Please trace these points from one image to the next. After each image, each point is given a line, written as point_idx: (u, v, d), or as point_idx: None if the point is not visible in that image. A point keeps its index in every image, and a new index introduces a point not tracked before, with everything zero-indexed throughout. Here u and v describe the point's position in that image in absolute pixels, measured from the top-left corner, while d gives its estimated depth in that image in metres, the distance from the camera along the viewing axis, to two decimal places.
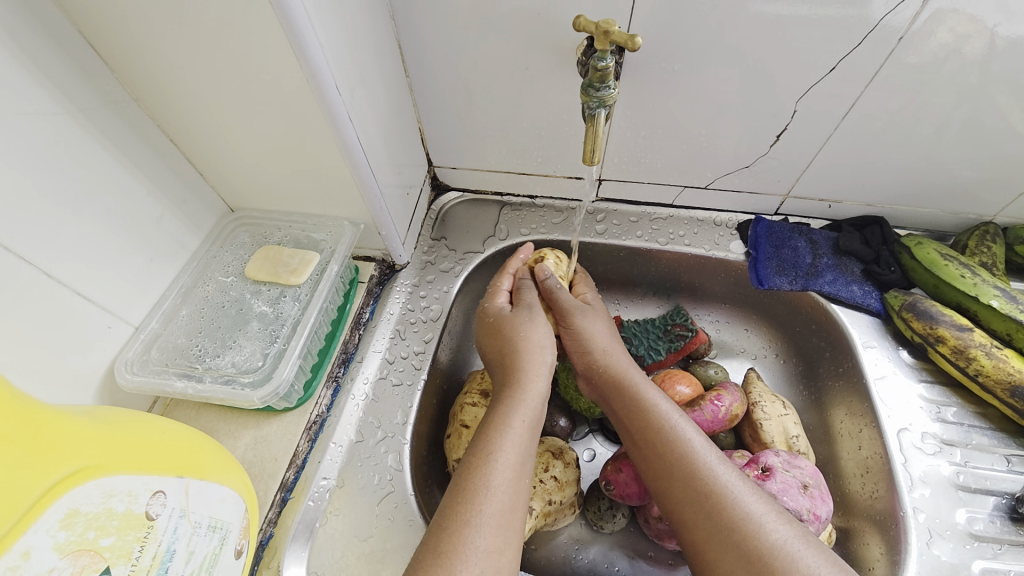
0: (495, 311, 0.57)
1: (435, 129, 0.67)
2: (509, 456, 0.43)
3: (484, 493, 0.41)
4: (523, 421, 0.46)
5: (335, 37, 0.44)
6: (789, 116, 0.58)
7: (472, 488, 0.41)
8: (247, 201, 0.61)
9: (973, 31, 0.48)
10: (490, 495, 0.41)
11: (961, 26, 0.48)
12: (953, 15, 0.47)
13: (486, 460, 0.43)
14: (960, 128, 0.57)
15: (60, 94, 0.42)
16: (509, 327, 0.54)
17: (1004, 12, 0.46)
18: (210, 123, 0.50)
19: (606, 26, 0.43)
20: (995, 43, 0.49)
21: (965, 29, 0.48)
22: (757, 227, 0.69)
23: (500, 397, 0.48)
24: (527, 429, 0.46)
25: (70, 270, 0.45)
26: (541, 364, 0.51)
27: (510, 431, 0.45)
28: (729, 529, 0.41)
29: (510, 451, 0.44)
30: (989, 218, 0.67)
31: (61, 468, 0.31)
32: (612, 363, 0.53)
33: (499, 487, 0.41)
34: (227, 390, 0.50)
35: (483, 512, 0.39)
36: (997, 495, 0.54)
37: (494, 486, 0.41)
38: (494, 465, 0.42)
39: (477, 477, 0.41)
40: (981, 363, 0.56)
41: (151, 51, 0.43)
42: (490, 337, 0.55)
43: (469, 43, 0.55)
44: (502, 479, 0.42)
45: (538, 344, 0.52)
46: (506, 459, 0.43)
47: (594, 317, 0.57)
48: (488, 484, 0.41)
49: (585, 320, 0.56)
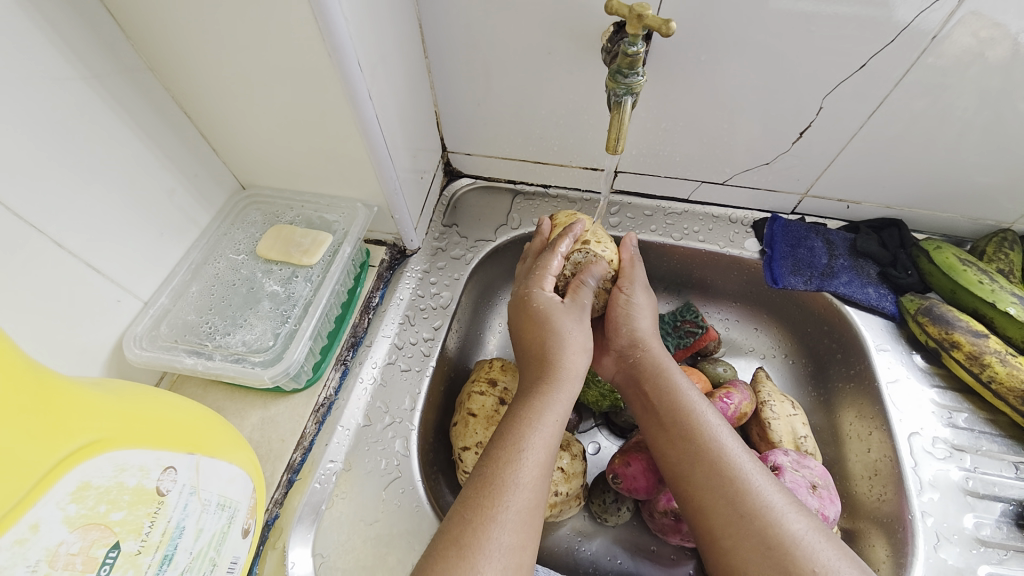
0: (545, 299, 0.52)
1: (451, 113, 0.66)
2: (538, 452, 0.43)
3: (512, 489, 0.40)
4: (557, 417, 0.45)
5: (357, 12, 0.43)
6: (813, 113, 0.57)
7: (500, 483, 0.40)
8: (260, 178, 0.60)
9: (996, 36, 0.47)
10: (518, 493, 0.40)
11: (983, 31, 0.47)
12: (974, 18, 0.46)
13: (515, 457, 0.42)
14: (982, 133, 0.56)
15: (75, 61, 0.41)
16: (558, 320, 0.50)
17: None
18: (228, 97, 0.49)
19: (640, 10, 0.42)
20: (1021, 49, 0.48)
21: (987, 34, 0.47)
22: (774, 225, 0.68)
23: (537, 384, 0.47)
24: (558, 425, 0.45)
25: (80, 241, 0.44)
26: (578, 367, 0.49)
27: (540, 428, 0.44)
28: (750, 518, 0.40)
29: (540, 448, 0.43)
30: (1007, 225, 0.66)
31: (72, 440, 0.30)
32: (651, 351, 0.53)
33: (527, 484, 0.41)
34: (237, 369, 0.49)
35: (509, 509, 0.39)
36: (1006, 501, 0.54)
37: (522, 483, 0.41)
38: (523, 461, 0.42)
39: (505, 473, 0.41)
40: (995, 369, 0.55)
41: (171, 20, 0.42)
42: (530, 325, 0.52)
43: (490, 26, 0.54)
44: (530, 477, 0.41)
45: (581, 344, 0.50)
46: (536, 454, 0.42)
47: (647, 302, 0.56)
48: (516, 481, 0.40)
49: (640, 302, 0.56)
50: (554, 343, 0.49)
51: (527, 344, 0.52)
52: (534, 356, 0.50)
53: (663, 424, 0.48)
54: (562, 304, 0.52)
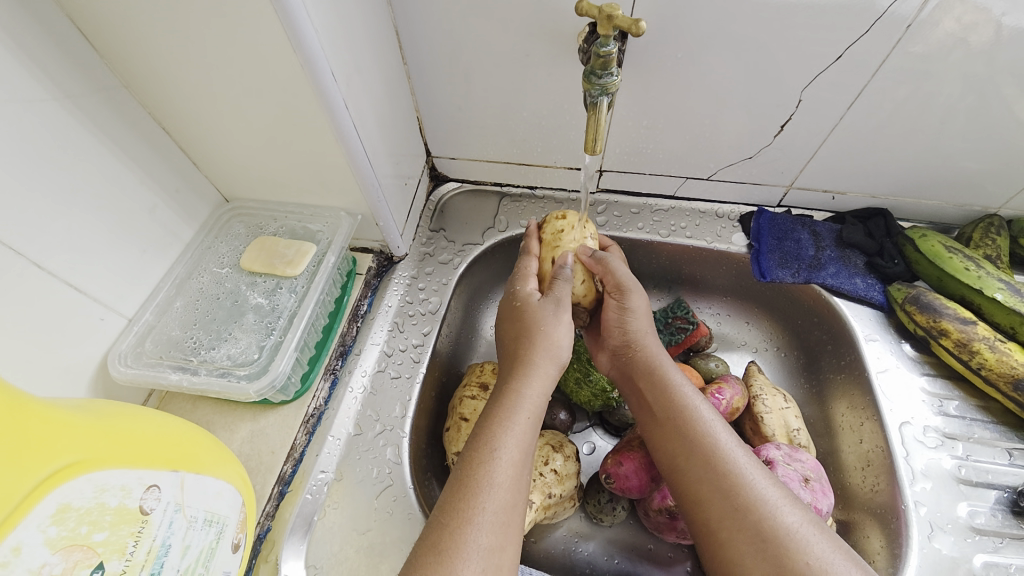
0: (525, 294, 0.54)
1: (433, 118, 0.66)
2: (512, 451, 0.43)
3: (487, 490, 0.40)
4: (529, 415, 0.45)
5: (329, 22, 0.43)
6: (794, 106, 0.57)
7: (477, 484, 0.40)
8: (242, 191, 0.60)
9: (980, 20, 0.47)
10: (493, 493, 0.40)
11: (967, 16, 0.47)
12: (961, 3, 0.46)
13: (490, 457, 0.42)
14: (965, 118, 0.56)
15: (47, 81, 0.41)
16: (533, 317, 0.51)
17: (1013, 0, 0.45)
18: (205, 111, 0.49)
19: (609, 10, 0.42)
20: (1004, 32, 0.48)
21: (971, 18, 0.47)
22: (760, 219, 0.68)
23: (510, 383, 0.48)
24: (531, 425, 0.45)
25: (60, 261, 0.44)
26: (548, 368, 0.49)
27: (513, 426, 0.44)
28: (745, 510, 0.40)
29: (512, 447, 0.43)
30: (993, 210, 0.66)
31: (51, 462, 0.30)
32: (648, 347, 0.53)
33: (502, 484, 0.41)
34: (222, 383, 0.49)
35: (486, 510, 0.39)
36: (999, 488, 0.54)
37: (498, 483, 0.41)
38: (498, 462, 0.42)
39: (480, 474, 0.41)
40: (984, 356, 0.55)
41: (141, 36, 0.42)
42: (511, 324, 0.53)
43: (467, 29, 0.54)
44: (504, 477, 0.41)
45: (556, 343, 0.50)
46: (510, 454, 0.42)
47: (641, 304, 0.55)
48: (492, 482, 0.40)
49: (632, 306, 0.54)
50: (532, 342, 0.50)
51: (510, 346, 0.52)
52: (511, 357, 0.51)
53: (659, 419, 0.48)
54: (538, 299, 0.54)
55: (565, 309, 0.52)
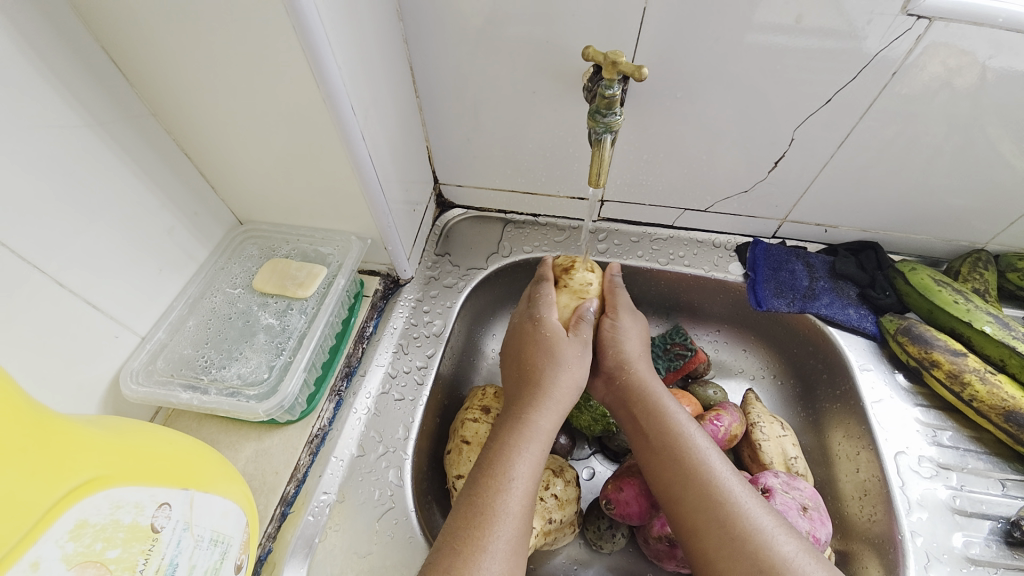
0: (553, 325, 0.54)
1: (442, 148, 0.69)
2: (525, 481, 0.44)
3: (500, 518, 0.41)
4: (541, 443, 0.47)
5: (350, 59, 0.46)
6: (786, 144, 0.60)
7: (490, 513, 0.41)
8: (257, 215, 0.61)
9: (965, 63, 0.50)
10: (507, 521, 0.41)
11: (952, 60, 0.49)
12: (945, 48, 0.49)
13: (504, 486, 0.43)
14: (951, 157, 0.58)
15: (82, 109, 0.43)
16: (561, 351, 0.52)
17: (996, 46, 0.48)
18: (228, 138, 0.51)
19: (613, 57, 0.45)
20: (987, 77, 0.50)
21: (956, 62, 0.50)
22: (755, 249, 0.71)
23: (522, 411, 0.48)
24: (541, 452, 0.46)
25: (79, 279, 0.45)
26: (566, 400, 0.50)
27: (527, 455, 0.45)
28: (742, 540, 0.41)
29: (526, 476, 0.44)
30: (980, 245, 0.69)
31: (72, 478, 0.31)
32: (638, 379, 0.54)
33: (515, 514, 0.42)
34: (232, 403, 0.50)
35: (499, 538, 0.40)
36: (993, 519, 0.55)
37: (511, 512, 0.42)
38: (511, 491, 0.43)
39: (493, 502, 0.42)
40: (976, 388, 0.57)
41: (174, 70, 0.45)
42: (533, 351, 0.53)
43: (479, 67, 0.57)
44: (518, 506, 0.42)
45: (574, 382, 0.51)
46: (522, 482, 0.43)
47: (634, 328, 0.58)
48: (505, 510, 0.41)
49: (626, 328, 0.57)
50: (546, 368, 0.51)
51: (523, 373, 0.52)
52: (523, 384, 0.51)
53: (654, 447, 0.49)
54: (567, 335, 0.54)
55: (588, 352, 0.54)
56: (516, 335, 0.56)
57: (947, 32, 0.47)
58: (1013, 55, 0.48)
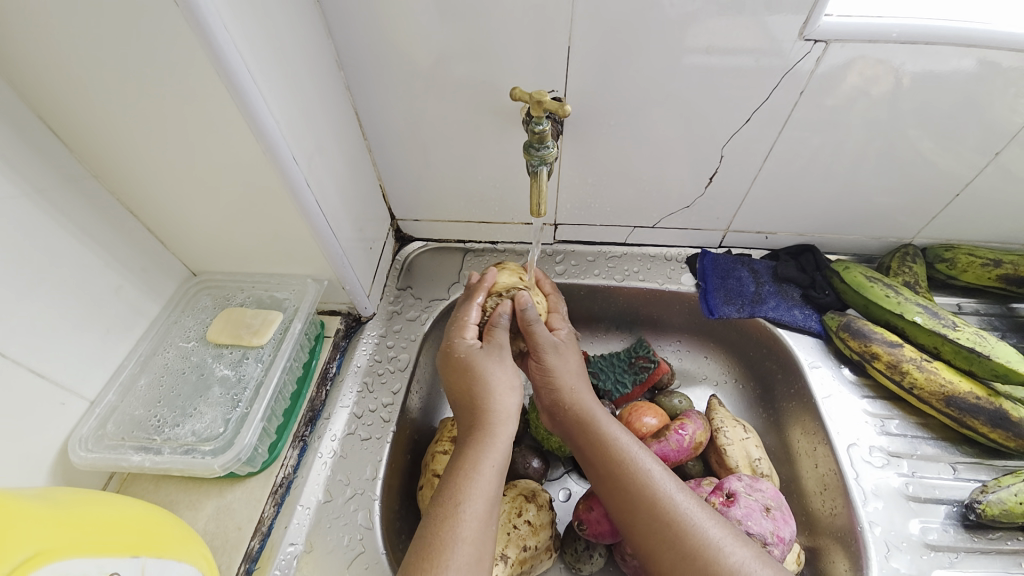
0: (466, 347, 0.54)
1: (395, 185, 0.71)
2: (476, 506, 0.44)
3: (452, 550, 0.41)
4: (495, 464, 0.47)
5: (288, 110, 0.47)
6: (718, 160, 0.64)
7: (440, 546, 0.41)
8: (210, 265, 0.61)
9: (882, 71, 0.54)
10: (458, 550, 0.41)
11: (868, 70, 0.54)
12: (859, 61, 0.53)
13: (456, 515, 0.43)
14: (872, 161, 0.63)
15: (18, 177, 0.43)
16: (481, 367, 0.52)
17: (907, 52, 0.52)
18: (173, 194, 0.52)
19: (539, 96, 0.48)
20: (899, 83, 0.55)
21: (872, 70, 0.54)
22: (704, 260, 0.74)
23: (472, 438, 0.48)
24: (494, 478, 0.46)
25: (21, 347, 0.44)
26: (509, 409, 0.50)
27: (479, 478, 0.45)
28: (691, 557, 0.42)
29: (478, 499, 0.44)
30: (908, 240, 0.74)
31: (13, 554, 0.30)
32: (581, 401, 0.54)
33: (467, 539, 0.42)
34: (187, 460, 0.49)
35: (450, 570, 0.40)
36: (947, 502, 0.57)
37: (463, 542, 0.41)
38: (462, 520, 0.43)
39: (446, 534, 0.42)
40: (914, 375, 0.60)
41: (112, 134, 0.46)
42: (455, 375, 0.53)
43: (423, 107, 0.60)
44: (469, 532, 0.42)
45: (507, 385, 0.51)
46: (475, 508, 0.43)
47: (562, 356, 0.56)
48: (455, 541, 0.41)
49: (554, 359, 0.55)
50: (486, 390, 0.50)
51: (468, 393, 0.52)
52: (471, 406, 0.51)
53: (602, 471, 0.50)
54: (480, 348, 0.54)
55: (508, 354, 0.54)
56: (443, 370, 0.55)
57: (847, 50, 0.52)
58: (927, 61, 0.53)
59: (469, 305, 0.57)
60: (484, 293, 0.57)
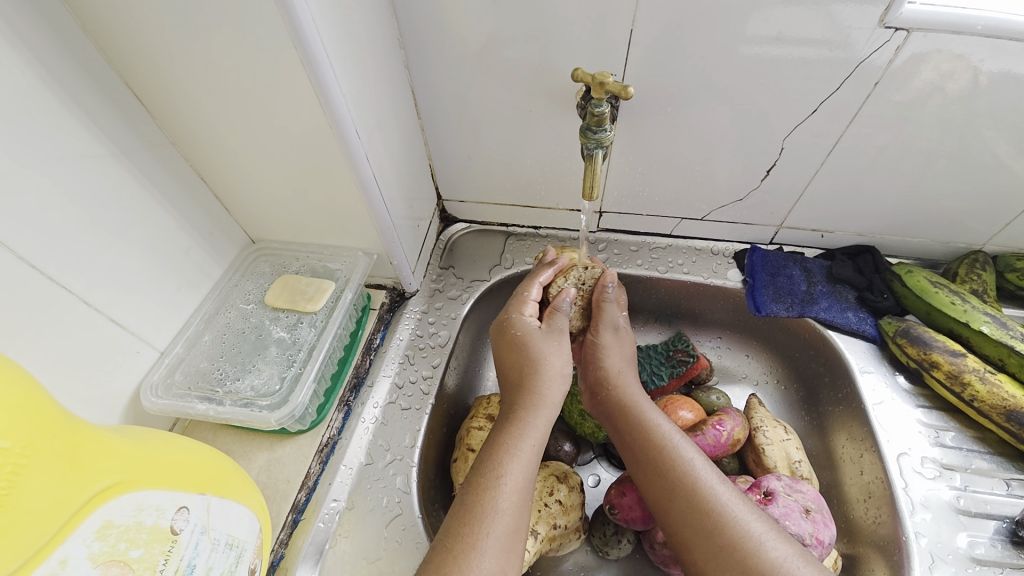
0: (524, 325, 0.55)
1: (444, 165, 0.72)
2: (516, 478, 0.45)
3: (491, 516, 0.42)
4: (534, 441, 0.48)
5: (354, 84, 0.49)
6: (777, 152, 0.62)
7: (479, 512, 0.42)
8: (269, 233, 0.64)
9: (959, 68, 0.51)
10: (498, 518, 0.42)
11: (943, 65, 0.51)
12: (936, 54, 0.50)
13: (495, 484, 0.44)
14: (947, 160, 0.59)
15: (105, 139, 0.47)
16: (537, 346, 0.53)
17: (988, 48, 0.49)
18: (242, 163, 0.54)
19: (601, 78, 0.48)
20: (978, 79, 0.52)
21: (948, 66, 0.51)
22: (753, 256, 0.72)
23: (515, 412, 0.50)
24: (534, 451, 0.47)
25: (103, 296, 0.48)
26: (554, 391, 0.51)
27: (519, 454, 0.46)
28: (729, 550, 0.42)
29: (517, 474, 0.45)
30: (978, 246, 0.70)
31: (97, 481, 0.33)
32: (621, 387, 0.55)
33: (506, 510, 0.43)
34: (245, 413, 0.52)
35: (489, 535, 0.41)
36: (998, 519, 0.55)
37: (502, 509, 0.43)
38: (502, 489, 0.44)
39: (485, 500, 0.43)
40: (976, 388, 0.57)
41: (193, 104, 0.48)
42: (508, 352, 0.54)
43: (478, 88, 0.60)
44: (508, 502, 0.43)
45: (559, 371, 0.52)
46: (514, 480, 0.45)
47: (616, 342, 0.57)
48: (495, 508, 0.43)
49: (607, 343, 0.57)
50: (533, 367, 0.52)
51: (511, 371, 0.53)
52: (514, 383, 0.52)
53: (640, 459, 0.50)
54: (539, 330, 0.55)
55: (565, 338, 0.55)
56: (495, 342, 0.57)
57: (928, 41, 0.49)
58: (1009, 59, 0.49)
59: (531, 282, 0.59)
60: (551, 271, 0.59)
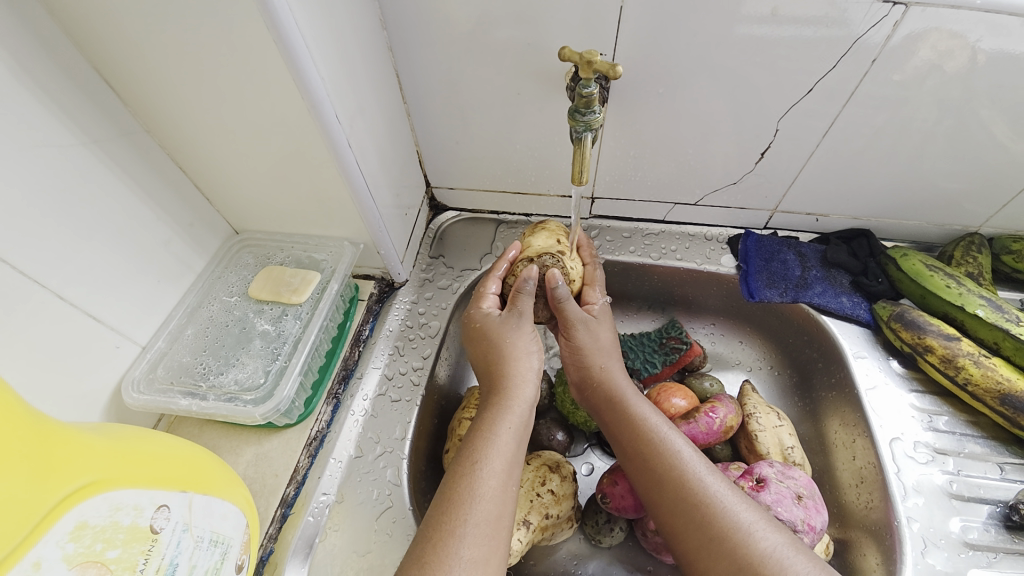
0: (483, 316, 0.56)
1: (432, 152, 0.70)
2: (497, 465, 0.44)
3: (471, 502, 0.41)
4: (512, 428, 0.47)
5: (332, 68, 0.47)
6: (772, 135, 0.61)
7: (459, 498, 0.42)
8: (252, 224, 0.63)
9: (957, 47, 0.49)
10: (476, 505, 0.41)
11: (942, 43, 0.49)
12: (934, 32, 0.48)
13: (475, 471, 0.43)
14: (944, 141, 0.58)
15: (75, 128, 0.45)
16: (498, 334, 0.54)
17: (987, 27, 0.47)
18: (220, 151, 0.52)
19: (589, 56, 0.46)
20: (976, 58, 0.50)
21: (947, 45, 0.49)
22: (747, 241, 0.71)
23: (496, 400, 0.49)
24: (513, 435, 0.47)
25: (80, 292, 0.47)
26: (527, 380, 0.51)
27: (500, 442, 0.46)
28: (719, 540, 0.41)
29: (497, 460, 0.44)
30: (974, 229, 0.69)
31: (71, 481, 0.32)
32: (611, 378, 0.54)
33: (485, 496, 0.42)
34: (230, 408, 0.51)
35: (468, 522, 0.40)
36: (991, 503, 0.55)
37: (481, 496, 0.42)
38: (483, 476, 0.43)
39: (464, 487, 0.42)
40: (970, 372, 0.57)
41: (164, 89, 0.46)
42: (474, 344, 0.56)
43: (464, 71, 0.58)
44: (488, 489, 0.43)
45: (523, 351, 0.53)
46: (494, 467, 0.44)
47: (587, 323, 0.56)
48: (475, 494, 0.42)
49: (577, 324, 0.55)
50: (503, 357, 0.52)
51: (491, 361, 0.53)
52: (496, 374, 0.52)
53: (630, 450, 0.50)
54: (500, 317, 0.55)
55: (527, 321, 0.55)
56: (465, 341, 0.58)
57: (925, 17, 0.47)
58: (1006, 38, 0.48)
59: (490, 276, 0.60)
60: (504, 264, 0.60)
